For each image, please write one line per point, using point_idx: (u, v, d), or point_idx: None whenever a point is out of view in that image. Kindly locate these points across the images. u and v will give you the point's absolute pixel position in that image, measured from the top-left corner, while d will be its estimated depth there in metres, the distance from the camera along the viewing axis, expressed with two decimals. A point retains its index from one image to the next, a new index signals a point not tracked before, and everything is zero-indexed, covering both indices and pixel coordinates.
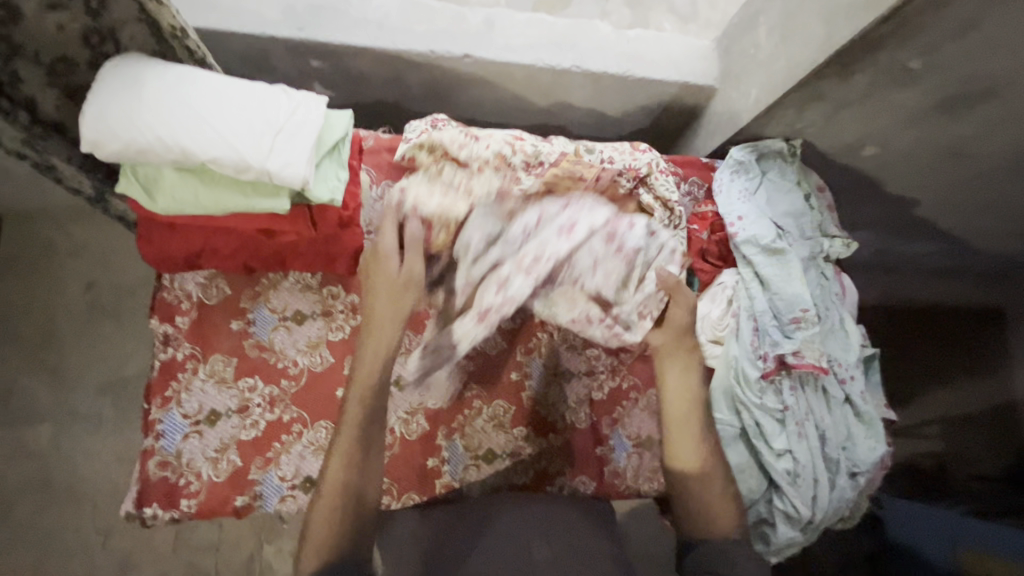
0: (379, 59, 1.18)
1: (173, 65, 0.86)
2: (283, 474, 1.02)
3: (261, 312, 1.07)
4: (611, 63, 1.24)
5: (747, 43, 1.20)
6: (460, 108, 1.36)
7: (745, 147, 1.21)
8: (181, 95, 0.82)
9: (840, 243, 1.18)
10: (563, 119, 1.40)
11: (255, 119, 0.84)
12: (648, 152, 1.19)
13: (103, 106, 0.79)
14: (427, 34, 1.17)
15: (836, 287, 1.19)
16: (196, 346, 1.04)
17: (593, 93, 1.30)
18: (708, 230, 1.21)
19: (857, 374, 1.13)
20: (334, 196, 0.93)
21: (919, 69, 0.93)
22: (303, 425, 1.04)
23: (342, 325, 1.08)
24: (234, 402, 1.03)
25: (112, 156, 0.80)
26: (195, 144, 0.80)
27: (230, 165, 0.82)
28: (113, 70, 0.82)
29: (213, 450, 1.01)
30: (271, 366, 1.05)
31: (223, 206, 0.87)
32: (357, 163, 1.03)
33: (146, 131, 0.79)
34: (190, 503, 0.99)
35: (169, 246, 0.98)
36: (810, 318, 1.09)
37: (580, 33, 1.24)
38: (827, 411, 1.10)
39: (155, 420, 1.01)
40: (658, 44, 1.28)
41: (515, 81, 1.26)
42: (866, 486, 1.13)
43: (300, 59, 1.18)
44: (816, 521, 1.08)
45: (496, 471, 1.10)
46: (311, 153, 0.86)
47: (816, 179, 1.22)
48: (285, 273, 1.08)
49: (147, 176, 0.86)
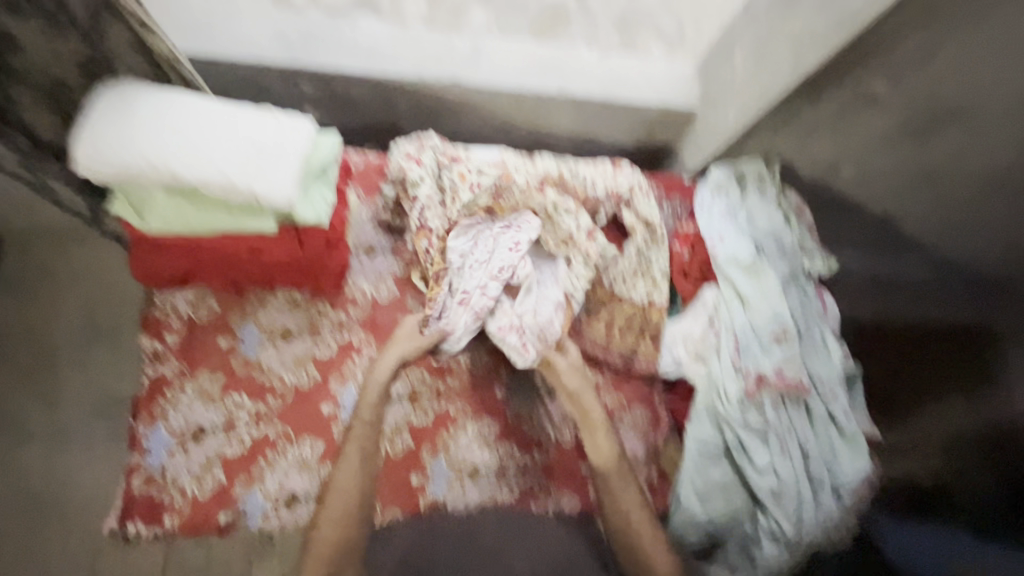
0: (370, 85, 1.23)
1: (165, 88, 0.89)
2: (267, 490, 1.02)
3: (249, 329, 1.09)
4: (594, 88, 1.28)
5: (725, 68, 1.23)
6: (450, 131, 1.40)
7: (724, 169, 1.26)
8: (172, 118, 0.86)
9: (820, 262, 1.21)
10: (551, 142, 1.44)
11: (243, 142, 0.87)
12: (629, 172, 1.23)
13: (97, 130, 0.83)
14: (416, 61, 1.22)
15: (818, 305, 1.20)
16: (184, 363, 1.06)
17: (579, 116, 1.33)
18: (688, 249, 1.23)
19: (841, 392, 1.13)
20: (321, 217, 0.96)
21: (885, 93, 0.96)
22: (288, 442, 1.05)
23: (329, 341, 1.10)
24: (220, 419, 1.04)
25: (107, 179, 0.84)
26: (184, 167, 0.84)
27: (220, 190, 0.86)
28: (106, 94, 0.86)
29: (198, 467, 1.02)
30: (258, 382, 1.07)
31: (210, 226, 0.93)
32: (344, 184, 1.05)
33: (140, 156, 0.83)
34: (174, 520, 1.00)
35: (160, 264, 1.01)
36: (790, 336, 1.09)
37: (565, 60, 1.29)
38: (809, 429, 1.11)
39: (142, 436, 1.02)
40: (640, 70, 1.32)
41: (502, 105, 1.30)
42: (853, 505, 1.13)
43: (294, 85, 1.23)
44: (802, 541, 1.07)
45: (480, 489, 1.10)
46: (297, 176, 0.89)
47: (796, 197, 1.23)
48: (274, 291, 1.11)
49: (139, 200, 0.91)
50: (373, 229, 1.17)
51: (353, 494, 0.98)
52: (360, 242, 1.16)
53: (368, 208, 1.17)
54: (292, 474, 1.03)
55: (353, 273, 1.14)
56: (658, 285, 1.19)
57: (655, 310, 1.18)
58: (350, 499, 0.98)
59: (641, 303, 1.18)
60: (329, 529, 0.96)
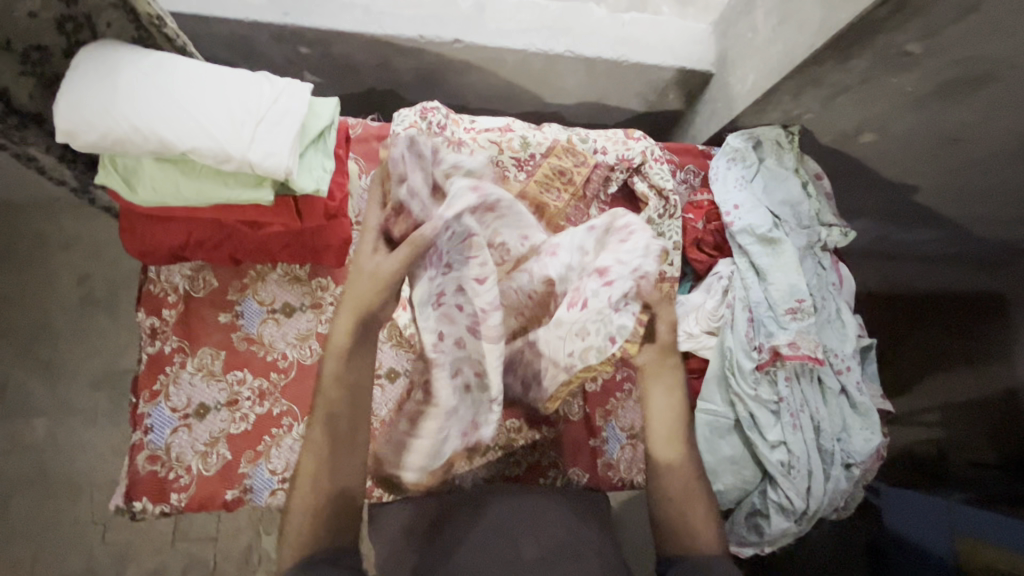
0: (367, 45, 1.16)
1: (152, 52, 0.84)
2: (273, 466, 1.01)
3: (249, 304, 1.06)
4: (604, 48, 1.21)
5: (743, 27, 1.16)
6: (452, 95, 1.34)
7: (741, 135, 1.19)
8: (159, 83, 0.80)
9: (837, 232, 1.17)
10: (558, 106, 1.38)
11: (234, 107, 0.82)
12: (642, 139, 1.17)
13: (78, 95, 0.77)
14: (416, 19, 1.14)
15: (833, 277, 1.17)
16: (184, 340, 1.03)
17: (587, 78, 1.27)
18: (703, 219, 1.19)
19: (853, 365, 1.12)
20: (319, 185, 0.90)
21: (917, 53, 0.90)
22: (293, 419, 1.03)
23: (332, 317, 1.07)
24: (223, 396, 1.02)
25: (89, 147, 0.78)
26: (173, 134, 0.78)
27: (211, 156, 0.80)
28: (87, 58, 0.80)
29: (202, 444, 1.01)
30: (260, 358, 1.04)
31: (206, 196, 0.85)
32: (343, 152, 1.01)
33: (123, 122, 0.77)
34: (180, 497, 0.99)
35: (155, 239, 0.97)
36: (807, 309, 1.07)
37: (573, 17, 1.21)
38: (822, 403, 1.09)
39: (143, 414, 1.00)
40: (653, 28, 1.25)
41: (507, 67, 1.23)
42: (861, 476, 1.12)
43: (286, 45, 1.16)
44: (810, 512, 1.07)
45: (488, 463, 1.09)
46: (294, 143, 0.84)
47: (814, 167, 1.20)
48: (273, 265, 1.07)
49: (127, 168, 0.84)
50: None
51: (323, 446, 0.79)
52: (361, 214, 1.12)
53: (368, 178, 1.12)
54: (294, 452, 1.02)
55: None
56: (670, 257, 1.15)
57: (668, 281, 1.12)
58: (320, 452, 0.79)
59: (653, 275, 1.14)
60: (301, 492, 0.78)
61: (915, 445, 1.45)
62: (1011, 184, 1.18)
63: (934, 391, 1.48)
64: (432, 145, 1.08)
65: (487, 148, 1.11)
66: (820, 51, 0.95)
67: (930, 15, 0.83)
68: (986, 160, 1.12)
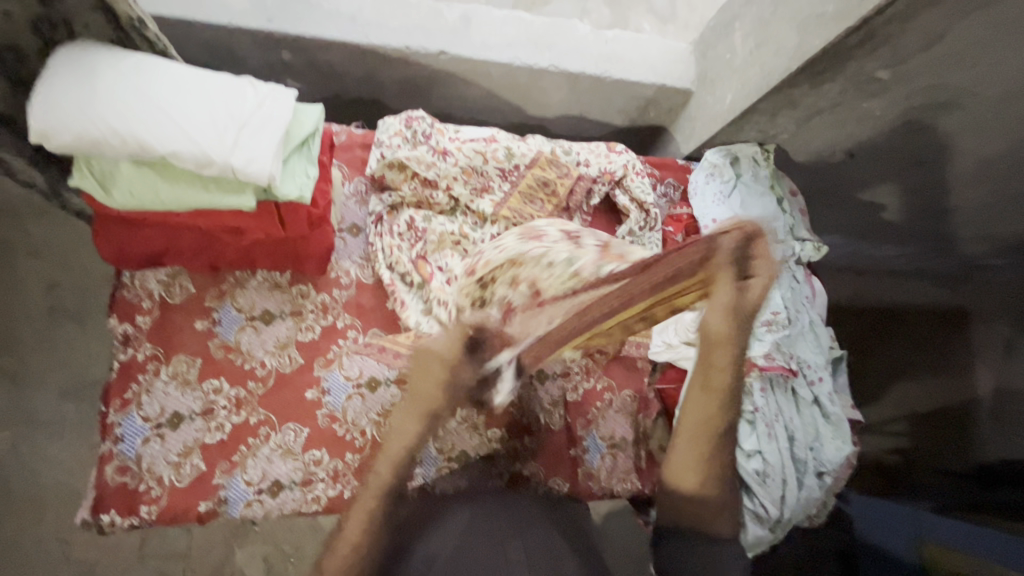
0: (352, 53, 1.16)
1: (132, 54, 0.82)
2: (248, 477, 0.99)
3: (226, 311, 1.04)
4: (587, 64, 1.23)
5: (722, 47, 1.19)
6: (436, 105, 1.35)
7: (719, 151, 1.22)
8: (141, 86, 0.79)
9: (810, 247, 1.22)
10: (540, 118, 1.40)
11: (218, 112, 0.81)
12: (624, 153, 1.21)
13: (53, 96, 0.75)
14: (402, 29, 1.15)
15: (806, 290, 1.22)
16: (158, 347, 1.01)
17: (571, 93, 1.29)
18: (682, 232, 1.22)
19: (825, 376, 1.16)
20: (303, 192, 0.90)
21: (886, 78, 0.95)
22: (271, 428, 1.01)
23: (312, 325, 1.07)
24: (198, 405, 1.00)
25: (64, 148, 0.76)
26: (153, 138, 0.77)
27: (192, 160, 0.78)
28: (63, 59, 0.78)
29: (175, 454, 0.98)
30: (236, 367, 1.02)
31: (186, 202, 0.84)
32: (327, 159, 1.01)
33: (100, 123, 0.75)
34: (150, 510, 0.95)
35: (130, 244, 0.94)
36: (781, 321, 1.12)
37: (558, 33, 1.23)
38: (795, 412, 1.12)
39: (113, 423, 0.96)
40: (636, 47, 1.28)
41: (492, 79, 1.25)
42: (832, 484, 1.16)
43: (270, 51, 1.15)
44: (784, 519, 1.08)
45: (468, 473, 1.07)
46: (277, 149, 0.83)
47: (789, 184, 1.25)
48: (253, 271, 1.06)
49: (102, 169, 0.82)
50: (356, 206, 1.14)
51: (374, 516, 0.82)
52: (344, 222, 1.12)
53: (352, 186, 1.13)
54: (270, 462, 1.00)
55: (337, 253, 1.11)
56: None
57: None
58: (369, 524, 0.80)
59: None
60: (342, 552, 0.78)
61: (885, 455, 1.48)
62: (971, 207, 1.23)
63: (901, 400, 1.48)
64: (417, 155, 1.09)
65: (471, 159, 1.12)
66: (796, 73, 0.98)
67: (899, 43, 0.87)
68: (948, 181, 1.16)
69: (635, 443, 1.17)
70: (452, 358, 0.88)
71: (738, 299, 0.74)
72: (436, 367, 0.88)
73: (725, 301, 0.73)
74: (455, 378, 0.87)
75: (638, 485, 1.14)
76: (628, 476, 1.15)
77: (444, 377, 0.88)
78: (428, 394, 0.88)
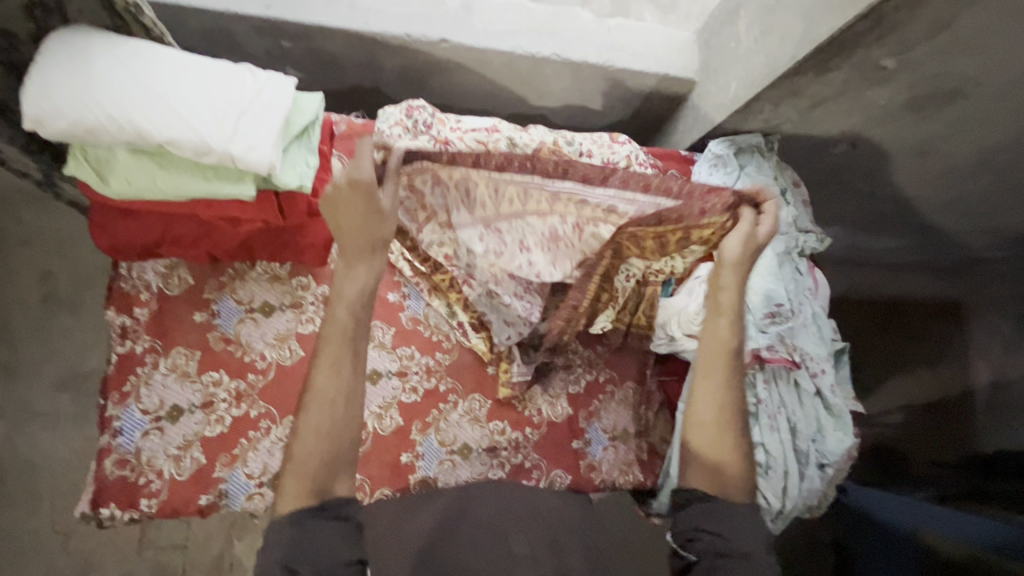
0: (351, 40, 1.14)
1: (128, 39, 0.80)
2: (249, 470, 0.98)
3: (225, 303, 1.03)
4: (590, 53, 1.22)
5: (726, 36, 1.18)
6: (436, 94, 1.33)
7: (723, 142, 1.22)
8: (138, 71, 0.77)
9: (814, 238, 1.22)
10: (541, 108, 1.38)
11: (216, 99, 0.79)
12: (627, 144, 1.20)
13: (48, 82, 0.73)
14: (403, 16, 1.13)
15: (809, 282, 1.20)
16: (157, 340, 0.99)
17: (573, 82, 1.28)
18: None
19: (828, 367, 1.15)
20: (303, 181, 0.88)
21: (892, 68, 0.93)
22: (271, 421, 1.00)
23: (312, 317, 1.05)
24: (198, 397, 0.99)
25: (59, 135, 0.75)
26: (151, 125, 0.75)
27: (190, 148, 0.77)
28: (57, 44, 0.76)
29: (175, 448, 0.97)
30: (236, 359, 1.01)
31: (184, 192, 0.82)
32: (326, 148, 0.99)
33: (97, 110, 0.74)
34: (150, 504, 0.94)
35: (128, 234, 0.93)
36: (785, 313, 1.09)
37: (560, 21, 1.22)
38: (798, 405, 1.12)
39: (112, 416, 0.95)
40: (639, 35, 1.26)
41: (493, 67, 1.23)
42: (834, 476, 1.16)
43: (268, 38, 1.13)
44: (786, 511, 1.09)
45: (472, 466, 1.07)
46: (277, 137, 0.82)
47: (792, 175, 1.24)
48: (252, 263, 1.04)
49: (99, 158, 0.80)
50: None
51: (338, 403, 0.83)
52: None
53: None
54: (271, 455, 0.99)
55: None
56: None
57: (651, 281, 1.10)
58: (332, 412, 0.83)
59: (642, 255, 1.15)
60: (310, 451, 0.81)
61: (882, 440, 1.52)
62: (970, 197, 1.23)
63: (898, 391, 1.56)
64: (417, 145, 1.04)
65: (472, 150, 1.09)
66: (801, 62, 0.97)
67: (907, 31, 0.86)
68: (950, 170, 1.16)
69: (637, 435, 1.17)
70: (372, 195, 0.80)
71: (752, 233, 0.91)
72: (357, 206, 0.81)
73: (744, 231, 0.91)
74: (378, 225, 0.82)
75: (640, 476, 1.15)
76: (630, 468, 1.15)
77: (365, 222, 0.82)
78: (354, 242, 0.83)
